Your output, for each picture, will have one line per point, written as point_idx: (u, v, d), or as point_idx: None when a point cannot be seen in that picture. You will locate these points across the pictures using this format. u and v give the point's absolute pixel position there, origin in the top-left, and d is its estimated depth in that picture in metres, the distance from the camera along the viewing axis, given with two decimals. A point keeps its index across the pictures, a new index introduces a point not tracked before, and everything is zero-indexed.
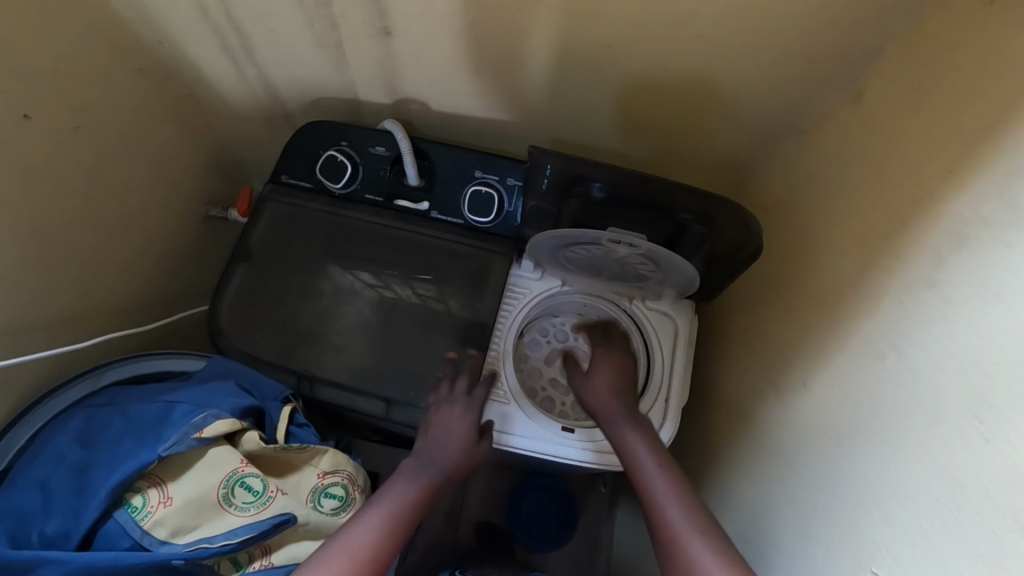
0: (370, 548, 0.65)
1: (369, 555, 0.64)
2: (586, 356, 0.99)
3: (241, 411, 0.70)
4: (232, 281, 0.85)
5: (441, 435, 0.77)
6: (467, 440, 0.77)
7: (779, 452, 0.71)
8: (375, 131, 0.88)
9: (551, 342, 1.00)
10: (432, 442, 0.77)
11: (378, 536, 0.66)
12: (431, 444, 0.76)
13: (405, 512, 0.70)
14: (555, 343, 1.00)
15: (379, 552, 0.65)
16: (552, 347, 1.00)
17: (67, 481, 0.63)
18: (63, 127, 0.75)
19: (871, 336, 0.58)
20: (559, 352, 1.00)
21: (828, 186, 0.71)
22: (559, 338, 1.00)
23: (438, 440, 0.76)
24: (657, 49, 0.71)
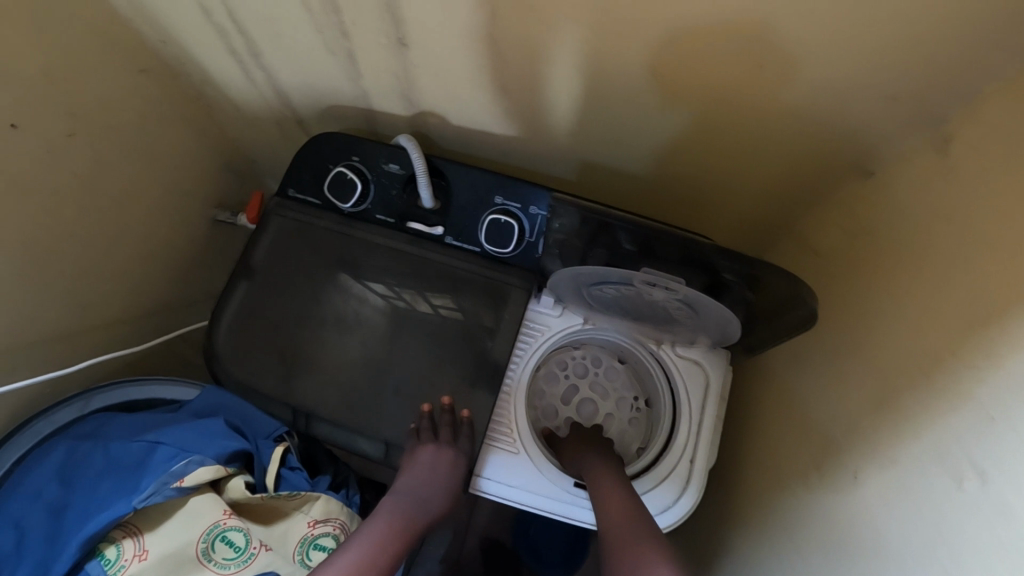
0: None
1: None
2: (606, 394, 0.91)
3: (226, 456, 0.66)
4: (231, 303, 0.79)
5: (423, 479, 0.72)
6: (449, 484, 0.73)
7: (815, 543, 0.63)
8: (388, 147, 0.81)
9: (568, 374, 0.92)
10: (415, 481, 0.72)
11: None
12: (414, 482, 0.72)
13: (383, 553, 0.64)
14: (573, 377, 0.92)
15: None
16: (569, 381, 0.92)
17: (40, 523, 0.60)
18: (56, 136, 0.68)
19: (946, 444, 0.49)
20: (576, 387, 0.92)
21: (902, 245, 0.61)
22: (577, 371, 0.92)
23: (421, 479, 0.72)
24: (711, 76, 0.61)
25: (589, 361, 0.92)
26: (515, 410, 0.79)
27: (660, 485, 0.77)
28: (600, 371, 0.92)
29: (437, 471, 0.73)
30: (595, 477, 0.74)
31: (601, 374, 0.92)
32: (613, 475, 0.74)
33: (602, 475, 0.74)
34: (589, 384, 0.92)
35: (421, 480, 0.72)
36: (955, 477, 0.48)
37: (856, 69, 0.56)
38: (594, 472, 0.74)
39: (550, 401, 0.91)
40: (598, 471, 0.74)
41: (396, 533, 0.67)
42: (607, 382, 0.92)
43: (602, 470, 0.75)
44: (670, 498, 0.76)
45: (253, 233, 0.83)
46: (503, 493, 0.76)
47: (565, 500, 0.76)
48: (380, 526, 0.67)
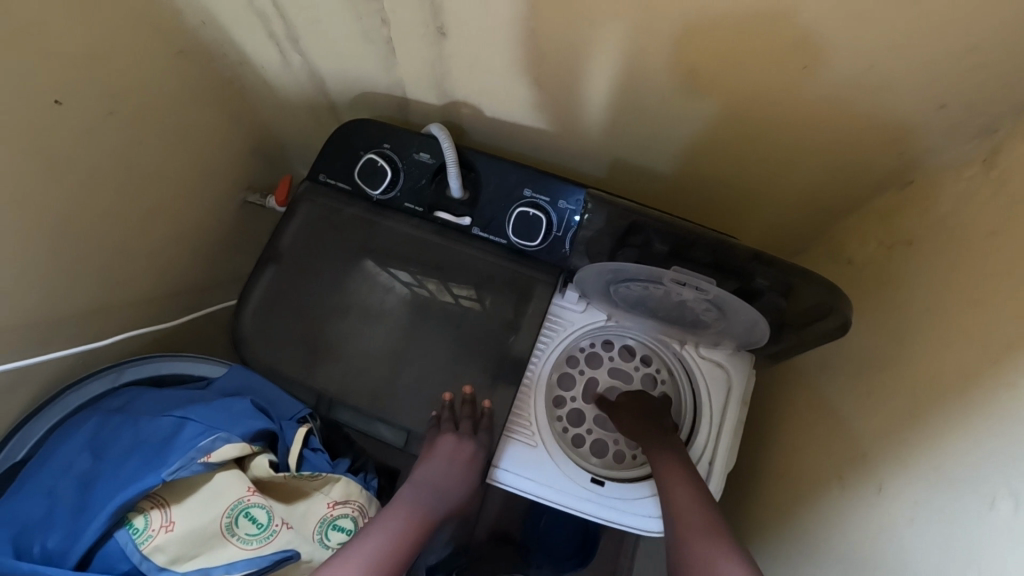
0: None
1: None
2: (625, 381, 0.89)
3: (252, 435, 0.68)
4: (259, 285, 0.80)
5: (442, 471, 0.73)
6: (467, 477, 0.74)
7: (836, 554, 0.63)
8: (420, 136, 0.81)
9: (581, 368, 0.88)
10: (434, 471, 0.73)
11: (377, 568, 0.61)
12: (433, 473, 0.73)
13: (402, 544, 0.65)
14: (588, 370, 0.89)
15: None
16: (586, 376, 0.88)
17: (72, 492, 0.62)
18: (97, 113, 0.69)
19: (978, 463, 0.48)
20: (593, 381, 0.89)
21: (942, 258, 0.60)
22: (588, 363, 0.89)
23: (440, 470, 0.73)
24: (750, 77, 0.60)
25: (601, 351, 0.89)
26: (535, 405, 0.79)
27: None
28: (613, 359, 0.90)
29: (456, 465, 0.74)
30: (660, 467, 0.73)
31: (614, 362, 0.89)
32: (676, 457, 0.74)
33: (663, 461, 0.73)
34: (605, 373, 0.89)
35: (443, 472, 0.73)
36: (987, 498, 0.47)
37: (901, 74, 0.55)
38: (660, 462, 0.73)
39: (571, 403, 0.87)
40: (664, 462, 0.73)
41: (415, 525, 0.68)
42: (625, 371, 0.89)
43: (667, 460, 0.73)
44: None
45: (283, 217, 0.84)
46: (521, 486, 0.76)
47: (584, 496, 0.76)
48: (400, 516, 0.67)
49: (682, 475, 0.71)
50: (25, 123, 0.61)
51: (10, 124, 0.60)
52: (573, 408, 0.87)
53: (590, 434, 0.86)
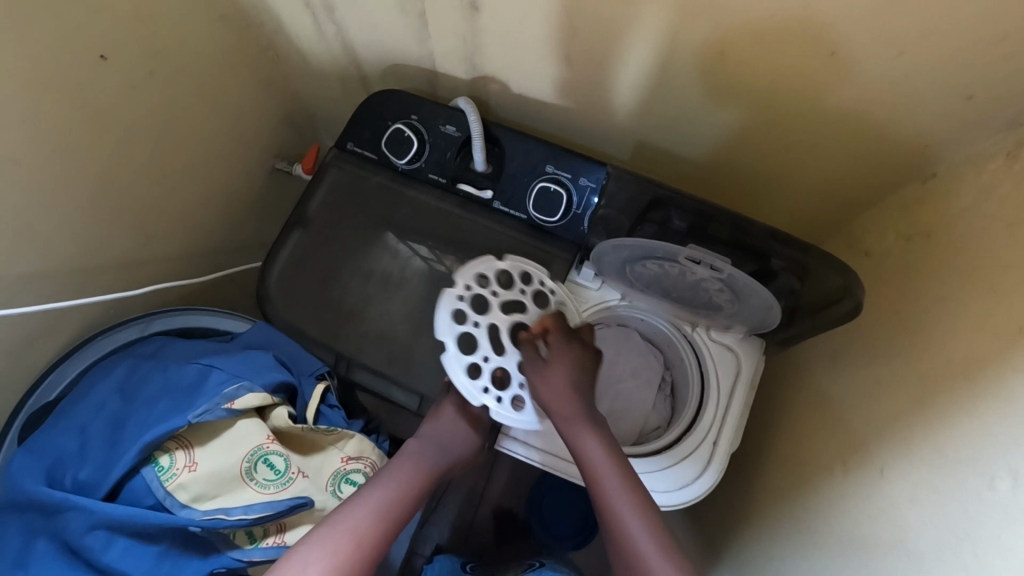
0: (375, 535, 0.62)
1: (389, 514, 0.65)
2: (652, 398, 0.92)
3: (274, 386, 0.70)
4: (286, 246, 0.82)
5: (449, 433, 0.74)
6: (472, 439, 0.76)
7: (829, 532, 0.65)
8: (447, 109, 0.83)
9: (476, 319, 0.71)
10: (439, 433, 0.74)
11: (386, 511, 0.65)
12: (438, 435, 0.74)
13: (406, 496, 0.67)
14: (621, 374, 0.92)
15: (381, 539, 0.63)
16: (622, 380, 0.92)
17: (103, 430, 0.66)
18: (139, 72, 0.72)
19: (980, 446, 0.49)
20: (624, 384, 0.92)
21: (959, 249, 0.60)
22: (482, 311, 0.72)
23: (445, 432, 0.74)
24: (781, 61, 0.61)
25: (487, 293, 0.72)
26: (450, 365, 0.69)
27: (681, 462, 0.78)
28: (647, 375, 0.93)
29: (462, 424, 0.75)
30: (574, 430, 0.69)
31: (501, 301, 0.73)
32: (589, 421, 0.70)
33: (584, 433, 0.69)
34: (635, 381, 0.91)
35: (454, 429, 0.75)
36: (987, 478, 0.48)
37: (934, 58, 0.55)
38: (571, 426, 0.70)
39: (484, 362, 0.70)
40: (582, 423, 0.70)
41: (420, 477, 0.70)
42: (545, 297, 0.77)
43: (580, 424, 0.70)
44: (689, 476, 0.77)
45: (311, 182, 0.86)
46: (526, 453, 0.77)
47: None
48: (408, 465, 0.70)
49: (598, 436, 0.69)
50: (72, 78, 0.64)
51: (59, 77, 0.63)
52: (495, 366, 0.71)
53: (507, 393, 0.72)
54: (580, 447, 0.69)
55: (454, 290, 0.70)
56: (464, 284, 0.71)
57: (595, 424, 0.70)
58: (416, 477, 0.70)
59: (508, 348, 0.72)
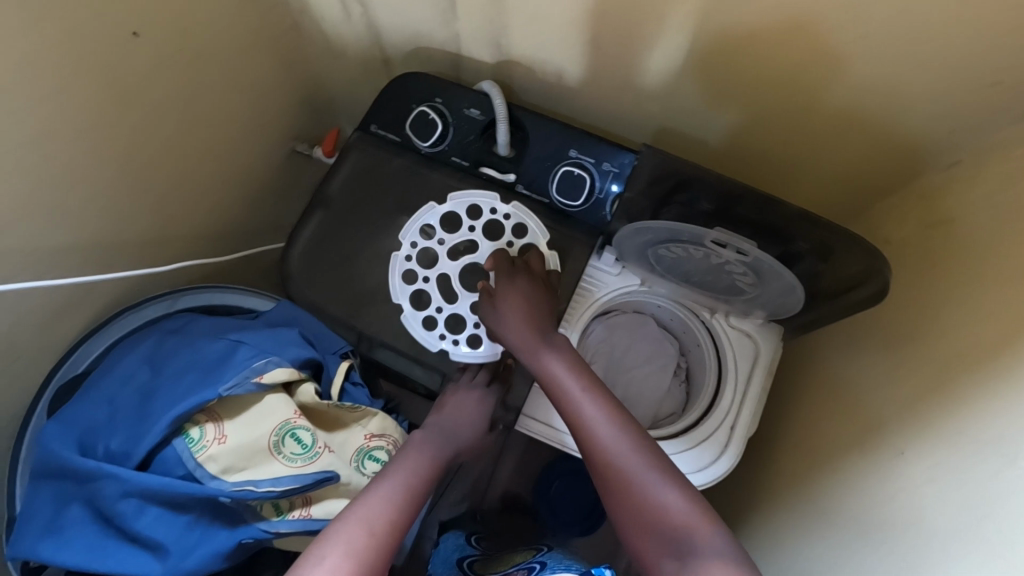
0: (393, 519, 0.60)
1: (405, 502, 0.63)
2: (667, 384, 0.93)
3: (300, 362, 0.71)
4: (310, 225, 0.83)
5: (457, 419, 0.76)
6: (477, 425, 0.77)
7: (845, 512, 0.66)
8: (471, 92, 0.84)
9: (426, 274, 0.81)
10: (447, 418, 0.76)
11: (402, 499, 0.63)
12: (446, 420, 0.76)
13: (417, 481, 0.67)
14: (636, 359, 0.94)
15: (398, 523, 0.60)
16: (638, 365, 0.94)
17: (135, 401, 0.67)
18: (168, 49, 0.72)
19: (1001, 425, 0.50)
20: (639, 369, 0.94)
21: (983, 234, 0.61)
22: (431, 264, 0.82)
23: (453, 417, 0.76)
24: (811, 45, 0.61)
25: (432, 245, 0.82)
26: (407, 323, 0.79)
27: (699, 446, 0.78)
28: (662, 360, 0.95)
29: (465, 412, 0.77)
30: (535, 352, 0.72)
31: (448, 250, 0.82)
32: (549, 346, 0.72)
33: (547, 360, 0.71)
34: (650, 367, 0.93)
35: (457, 416, 0.77)
36: (1008, 458, 0.48)
37: (966, 40, 0.55)
38: (531, 346, 0.72)
39: (438, 312, 0.80)
40: (543, 343, 0.73)
41: (431, 465, 0.70)
42: (499, 226, 0.83)
43: (542, 351, 0.72)
44: (707, 459, 0.78)
45: (335, 164, 0.87)
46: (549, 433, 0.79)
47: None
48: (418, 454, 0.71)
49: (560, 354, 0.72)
50: (103, 52, 0.64)
51: (92, 51, 0.63)
52: (448, 313, 0.80)
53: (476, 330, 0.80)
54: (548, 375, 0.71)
55: (401, 251, 0.81)
56: (409, 243, 0.81)
57: (557, 349, 0.72)
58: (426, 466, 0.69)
59: (459, 295, 0.81)
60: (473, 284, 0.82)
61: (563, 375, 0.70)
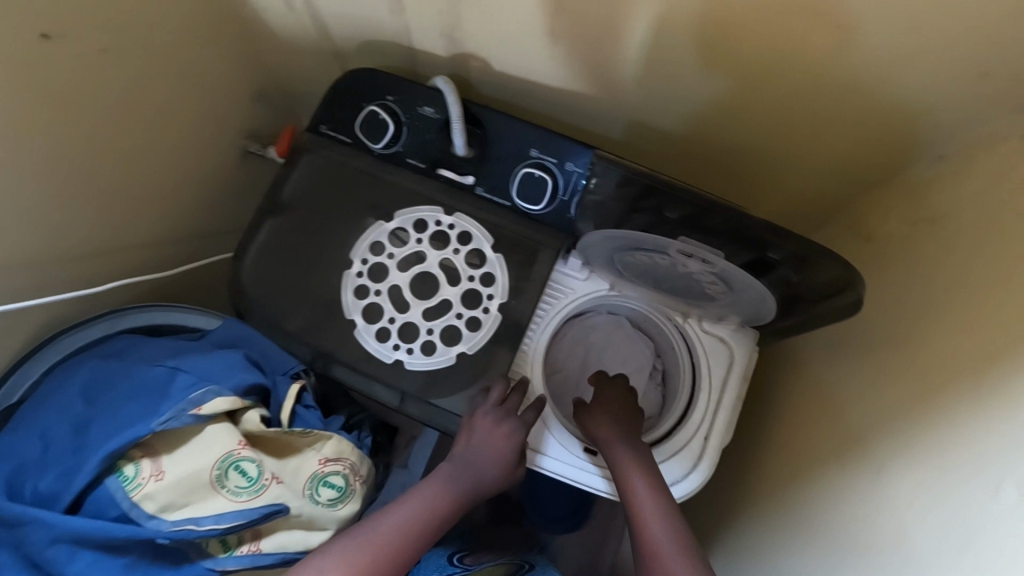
0: (392, 553, 0.65)
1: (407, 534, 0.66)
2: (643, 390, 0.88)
3: (244, 389, 0.66)
4: (259, 235, 0.77)
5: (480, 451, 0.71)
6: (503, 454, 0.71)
7: (821, 530, 0.63)
8: (425, 89, 0.78)
9: (377, 288, 0.76)
10: (472, 448, 0.71)
11: (407, 533, 0.66)
12: (471, 450, 0.71)
13: (431, 515, 0.69)
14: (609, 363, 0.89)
15: (400, 551, 0.65)
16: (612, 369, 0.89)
17: (67, 435, 0.62)
18: (88, 49, 0.66)
19: (984, 453, 0.47)
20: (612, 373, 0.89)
21: (966, 237, 0.57)
22: (382, 276, 0.77)
23: (478, 448, 0.71)
24: (786, 33, 0.56)
25: (382, 258, 0.77)
26: (361, 338, 0.75)
27: (671, 458, 0.75)
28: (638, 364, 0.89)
29: (484, 454, 0.71)
30: (609, 448, 0.73)
31: (398, 260, 0.77)
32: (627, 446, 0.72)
33: (623, 455, 0.71)
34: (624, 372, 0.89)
35: (476, 456, 0.71)
36: (993, 486, 0.45)
37: (956, 27, 0.50)
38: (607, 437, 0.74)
39: (391, 324, 0.75)
40: (614, 440, 0.73)
41: (448, 500, 0.70)
42: (444, 236, 0.78)
43: (617, 446, 0.72)
44: (680, 472, 0.75)
45: (284, 167, 0.81)
46: (561, 471, 0.75)
47: (602, 474, 0.75)
48: (436, 485, 0.71)
49: (633, 454, 0.71)
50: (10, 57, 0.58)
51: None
52: (401, 323, 0.75)
53: (429, 335, 0.75)
54: (619, 468, 0.71)
55: (351, 269, 0.76)
56: (359, 260, 0.77)
57: (640, 452, 0.72)
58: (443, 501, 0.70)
59: (411, 305, 0.76)
60: (424, 293, 0.77)
61: (634, 472, 0.70)
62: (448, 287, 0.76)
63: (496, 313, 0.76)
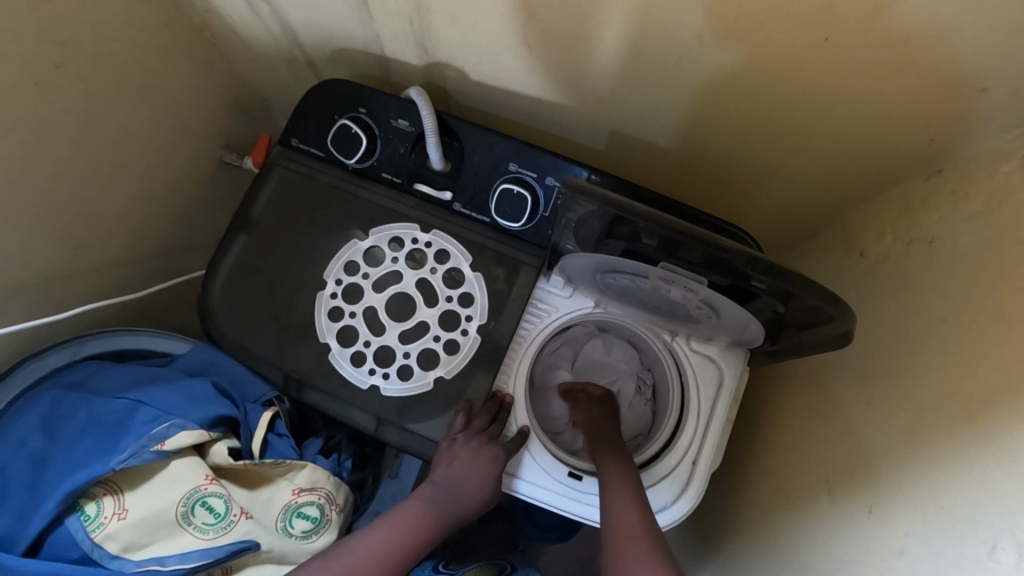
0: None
1: (381, 559, 0.65)
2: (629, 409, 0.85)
3: (210, 421, 0.65)
4: (230, 255, 0.74)
5: (461, 476, 0.68)
6: (485, 480, 0.69)
7: (811, 566, 0.60)
8: (399, 101, 0.75)
9: (352, 310, 0.73)
10: (453, 474, 0.68)
11: (381, 559, 0.65)
12: (451, 476, 0.68)
13: (410, 536, 0.67)
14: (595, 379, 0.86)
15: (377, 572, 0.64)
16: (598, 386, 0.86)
17: (25, 473, 0.60)
18: (44, 65, 0.61)
19: (981, 505, 0.44)
20: None
21: (963, 262, 0.54)
22: (357, 298, 0.74)
23: (460, 474, 0.68)
24: (776, 45, 0.52)
25: (356, 279, 0.74)
26: (336, 362, 0.72)
27: (658, 484, 0.73)
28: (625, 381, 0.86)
29: (467, 476, 0.68)
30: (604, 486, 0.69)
31: (373, 280, 0.74)
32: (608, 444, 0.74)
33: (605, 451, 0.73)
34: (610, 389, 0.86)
35: (458, 479, 0.68)
36: (988, 544, 0.42)
37: (958, 40, 0.47)
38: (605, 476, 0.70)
39: (367, 347, 0.73)
40: (612, 482, 0.68)
41: (426, 527, 0.68)
42: (421, 255, 0.75)
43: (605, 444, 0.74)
44: (667, 498, 0.72)
45: (255, 183, 0.77)
46: (542, 498, 0.73)
47: (586, 502, 0.72)
48: (414, 511, 0.69)
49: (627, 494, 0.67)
50: None
51: None
52: (377, 346, 0.73)
53: (406, 358, 0.72)
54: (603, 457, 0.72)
55: (325, 290, 0.73)
56: (333, 280, 0.74)
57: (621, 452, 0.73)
58: (420, 528, 0.68)
59: (386, 328, 0.73)
60: (401, 314, 0.74)
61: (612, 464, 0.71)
62: (425, 308, 0.74)
63: (474, 335, 0.73)
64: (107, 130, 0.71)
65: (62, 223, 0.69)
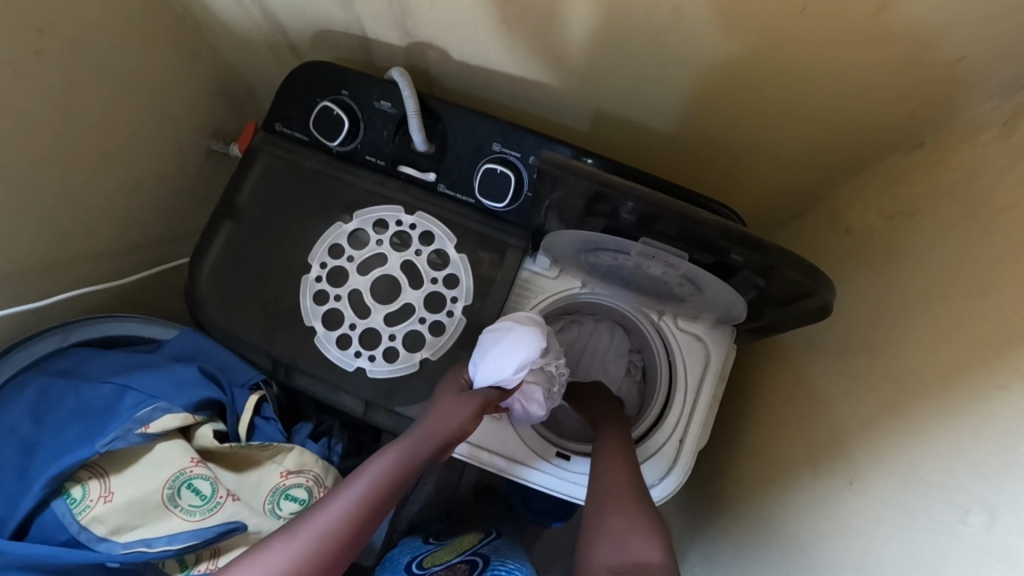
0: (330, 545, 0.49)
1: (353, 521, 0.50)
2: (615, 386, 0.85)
3: (196, 405, 0.66)
4: (215, 240, 0.74)
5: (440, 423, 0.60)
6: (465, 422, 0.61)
7: (796, 538, 0.61)
8: (380, 82, 0.74)
9: (338, 293, 0.74)
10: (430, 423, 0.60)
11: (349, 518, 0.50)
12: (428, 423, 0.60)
13: (380, 498, 0.53)
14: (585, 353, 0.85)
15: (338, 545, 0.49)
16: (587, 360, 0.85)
17: (11, 459, 0.60)
18: (20, 51, 0.60)
19: (955, 471, 0.44)
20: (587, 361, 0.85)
21: (944, 233, 0.53)
22: (343, 281, 0.74)
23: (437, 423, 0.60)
24: (753, 17, 0.52)
25: (341, 263, 0.74)
26: (322, 346, 0.72)
27: (646, 463, 0.73)
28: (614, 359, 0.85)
29: (450, 423, 0.61)
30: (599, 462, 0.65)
31: (359, 264, 0.75)
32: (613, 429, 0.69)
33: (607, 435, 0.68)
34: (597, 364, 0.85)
35: (439, 428, 0.60)
36: (962, 509, 0.43)
37: (936, 8, 0.46)
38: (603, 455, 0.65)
39: (353, 330, 0.73)
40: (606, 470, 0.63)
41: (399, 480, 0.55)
42: (406, 238, 0.75)
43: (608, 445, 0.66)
44: (655, 476, 0.72)
45: (239, 168, 0.77)
46: (531, 477, 0.73)
47: (570, 482, 0.73)
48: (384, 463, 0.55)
49: (623, 469, 0.62)
50: None
51: None
52: (363, 329, 0.73)
53: (393, 341, 0.73)
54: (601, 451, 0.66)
55: (310, 273, 0.73)
56: (318, 264, 0.74)
57: (625, 444, 0.66)
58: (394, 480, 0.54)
59: (372, 310, 0.73)
60: (387, 297, 0.74)
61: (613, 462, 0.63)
62: (411, 291, 0.74)
63: (460, 317, 0.73)
64: (88, 116, 0.71)
65: (46, 211, 0.69)
